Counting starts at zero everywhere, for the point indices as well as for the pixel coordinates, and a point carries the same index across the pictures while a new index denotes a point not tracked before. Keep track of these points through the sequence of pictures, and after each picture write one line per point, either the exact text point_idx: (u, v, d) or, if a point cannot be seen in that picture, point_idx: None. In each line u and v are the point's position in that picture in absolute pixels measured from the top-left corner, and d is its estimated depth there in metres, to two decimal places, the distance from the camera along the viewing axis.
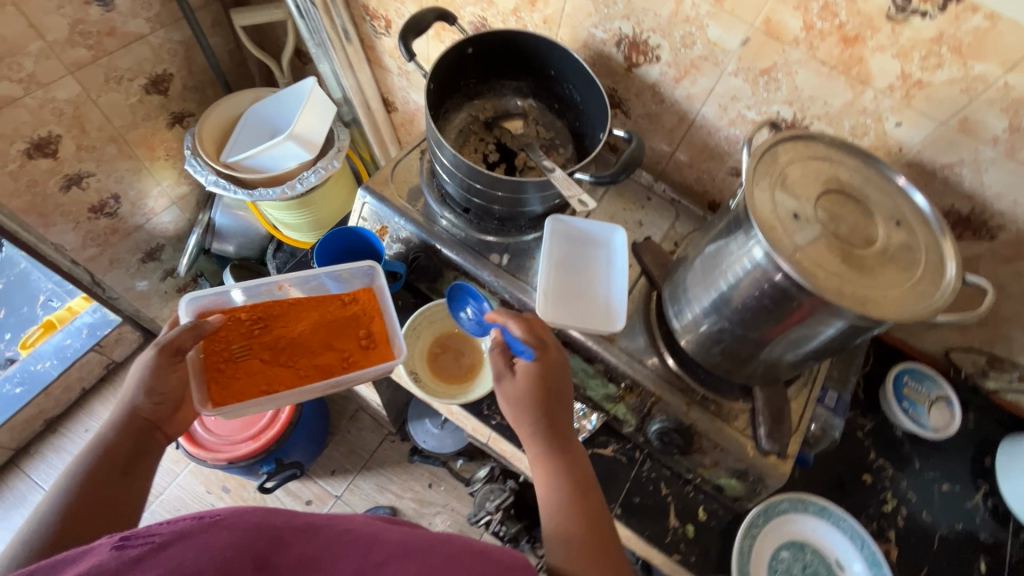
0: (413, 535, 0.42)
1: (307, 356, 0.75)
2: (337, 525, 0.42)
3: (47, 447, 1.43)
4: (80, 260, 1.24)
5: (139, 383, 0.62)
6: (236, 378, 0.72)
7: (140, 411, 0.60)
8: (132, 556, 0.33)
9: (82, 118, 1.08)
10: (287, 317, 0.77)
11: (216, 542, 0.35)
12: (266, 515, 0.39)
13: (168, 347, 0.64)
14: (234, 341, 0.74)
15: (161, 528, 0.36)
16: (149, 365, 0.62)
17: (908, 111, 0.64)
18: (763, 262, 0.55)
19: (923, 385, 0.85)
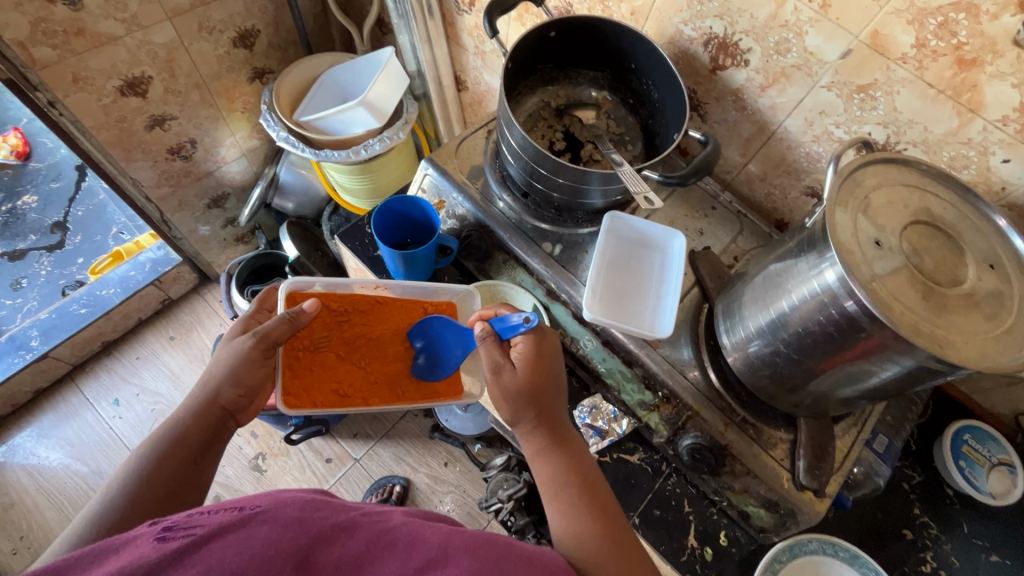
0: (453, 535, 0.42)
1: (383, 363, 0.75)
2: (375, 523, 0.42)
3: (101, 367, 1.53)
4: (153, 198, 1.31)
5: (227, 370, 0.63)
6: (313, 372, 0.71)
7: (221, 399, 0.63)
8: (176, 547, 0.34)
9: (173, 63, 1.13)
10: (371, 316, 0.76)
11: (256, 538, 0.36)
12: (305, 508, 0.40)
13: (264, 340, 0.64)
14: (317, 332, 0.72)
15: (202, 520, 0.37)
16: (242, 355, 0.63)
17: (1020, 147, 0.58)
18: (834, 286, 0.52)
19: (986, 446, 0.78)
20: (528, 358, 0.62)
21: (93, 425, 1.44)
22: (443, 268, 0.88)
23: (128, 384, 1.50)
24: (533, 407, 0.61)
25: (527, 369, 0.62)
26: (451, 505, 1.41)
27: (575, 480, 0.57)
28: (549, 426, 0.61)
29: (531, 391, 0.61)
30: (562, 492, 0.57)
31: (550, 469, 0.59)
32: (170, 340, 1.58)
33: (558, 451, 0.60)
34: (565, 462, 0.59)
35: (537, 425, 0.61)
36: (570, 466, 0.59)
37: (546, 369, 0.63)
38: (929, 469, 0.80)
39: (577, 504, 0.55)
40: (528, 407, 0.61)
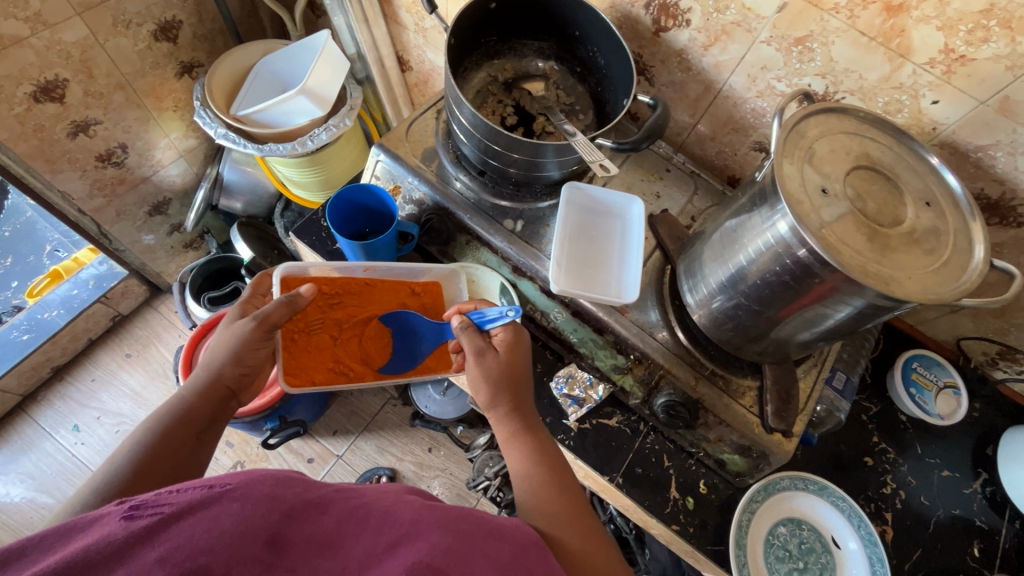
0: (425, 510, 0.43)
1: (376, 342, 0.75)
2: (348, 499, 0.42)
3: (54, 394, 1.45)
4: (87, 210, 1.23)
5: (228, 351, 0.63)
6: (308, 352, 0.72)
7: (224, 378, 0.62)
8: (142, 527, 0.33)
9: (89, 63, 1.05)
10: (363, 297, 0.76)
11: (225, 516, 0.35)
12: (277, 485, 0.39)
13: (264, 323, 0.64)
14: (312, 316, 0.72)
15: (171, 497, 0.36)
16: (243, 337, 0.63)
17: (946, 88, 0.61)
18: (787, 236, 0.54)
19: (931, 371, 0.84)
20: (507, 345, 0.67)
21: (53, 453, 1.37)
22: (406, 255, 0.86)
23: (86, 408, 1.43)
24: (508, 395, 0.64)
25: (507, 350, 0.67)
26: (440, 489, 1.43)
27: (542, 461, 0.60)
28: (518, 413, 0.64)
29: (509, 375, 0.65)
30: (531, 468, 0.59)
31: (519, 452, 0.61)
32: (126, 358, 1.51)
33: (526, 436, 0.63)
34: (532, 444, 0.62)
35: (506, 414, 0.64)
36: (541, 448, 0.62)
37: (520, 365, 0.67)
38: (884, 399, 0.85)
39: (548, 479, 0.58)
40: (504, 391, 0.64)
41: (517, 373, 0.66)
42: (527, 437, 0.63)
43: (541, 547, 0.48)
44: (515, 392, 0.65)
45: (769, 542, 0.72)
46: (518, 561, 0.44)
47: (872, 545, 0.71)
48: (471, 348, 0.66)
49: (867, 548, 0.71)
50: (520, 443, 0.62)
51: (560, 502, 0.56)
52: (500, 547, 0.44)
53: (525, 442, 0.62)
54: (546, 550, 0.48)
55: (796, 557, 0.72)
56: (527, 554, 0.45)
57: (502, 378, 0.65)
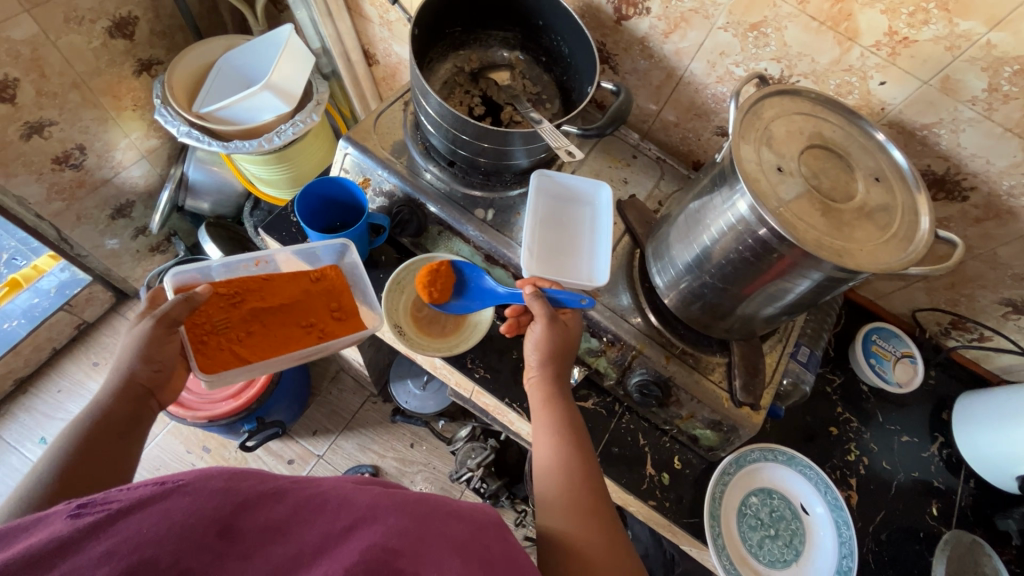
0: (382, 496, 0.44)
1: (286, 327, 0.76)
2: (305, 489, 0.42)
3: (18, 407, 1.40)
4: (45, 215, 1.19)
5: (134, 351, 0.62)
6: (222, 350, 0.70)
7: (138, 378, 0.61)
8: (89, 523, 0.34)
9: (40, 62, 1.02)
10: (264, 291, 0.76)
11: (175, 509, 0.36)
12: (230, 479, 0.40)
13: (165, 319, 0.64)
14: (215, 314, 0.71)
15: (119, 495, 0.36)
16: (145, 336, 0.63)
17: (892, 70, 0.64)
18: (746, 214, 0.56)
19: (889, 342, 0.89)
20: (572, 322, 0.71)
21: (18, 468, 1.33)
22: (378, 248, 0.86)
23: (53, 419, 1.39)
24: (557, 365, 0.68)
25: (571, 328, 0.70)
26: (423, 484, 1.43)
27: (570, 428, 0.65)
28: (559, 380, 0.69)
29: (565, 347, 0.69)
30: (562, 440, 0.64)
31: (551, 415, 0.66)
32: (93, 367, 1.46)
33: (561, 403, 0.68)
34: (563, 416, 0.67)
35: (550, 379, 0.68)
36: (569, 417, 0.67)
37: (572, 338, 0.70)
38: (846, 371, 0.89)
39: (572, 455, 0.63)
40: (554, 360, 0.68)
41: (569, 344, 0.69)
42: (561, 405, 0.67)
43: (504, 528, 0.49)
44: (563, 361, 0.69)
45: (742, 513, 0.75)
46: (476, 538, 0.45)
47: (838, 509, 0.74)
48: (541, 313, 0.68)
49: (834, 512, 0.74)
50: (555, 408, 0.67)
51: (580, 474, 0.61)
52: (459, 526, 0.45)
53: (561, 409, 0.67)
54: (507, 530, 0.49)
55: (768, 525, 0.75)
56: (487, 533, 0.47)
57: (560, 349, 0.68)
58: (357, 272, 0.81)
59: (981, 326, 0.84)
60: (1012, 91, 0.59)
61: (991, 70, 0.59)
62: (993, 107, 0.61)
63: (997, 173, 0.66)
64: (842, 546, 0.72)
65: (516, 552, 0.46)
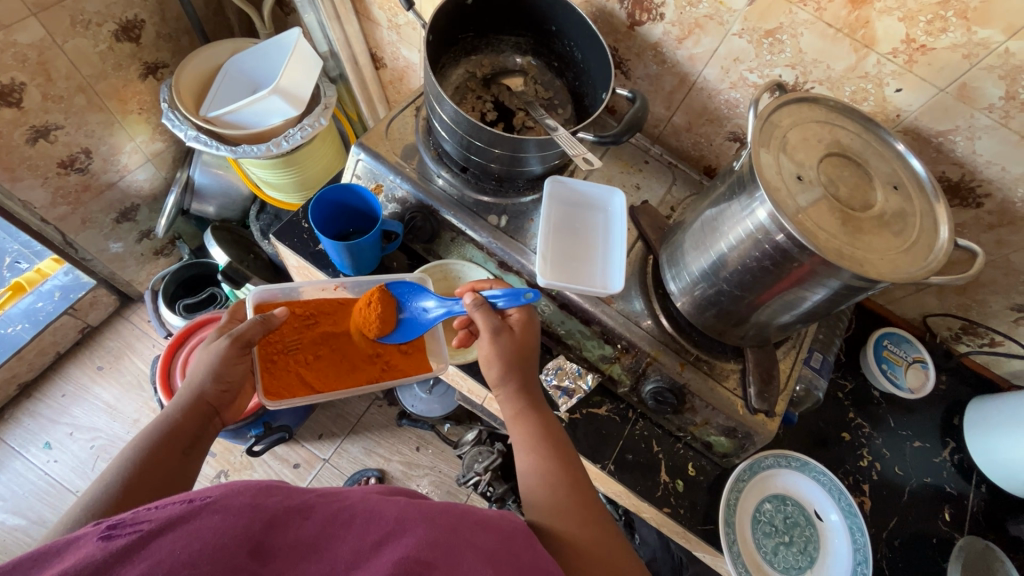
0: (410, 507, 0.43)
1: (354, 355, 0.74)
2: (332, 503, 0.42)
3: (22, 412, 1.39)
4: (50, 219, 1.18)
5: (208, 368, 0.64)
6: (288, 372, 0.70)
7: (205, 396, 0.63)
8: (121, 546, 0.33)
9: (47, 66, 1.01)
10: (337, 315, 0.74)
11: (207, 529, 0.35)
12: (258, 495, 0.39)
13: (239, 339, 0.65)
14: (289, 335, 0.71)
15: (149, 514, 0.35)
16: (220, 355, 0.64)
17: (909, 77, 0.64)
18: (766, 222, 0.56)
19: (901, 347, 0.89)
20: (520, 328, 0.69)
21: (22, 473, 1.32)
22: (390, 254, 0.85)
23: (58, 424, 1.38)
24: (518, 377, 0.67)
25: (521, 334, 0.69)
26: (429, 487, 1.43)
27: (545, 438, 0.64)
28: (526, 392, 0.68)
29: (521, 356, 0.68)
30: (540, 448, 0.63)
31: (523, 430, 0.66)
32: (98, 371, 1.46)
33: (532, 415, 0.67)
34: (537, 427, 0.66)
35: (517, 391, 0.67)
36: (543, 425, 0.66)
37: (529, 346, 0.70)
38: (858, 376, 0.89)
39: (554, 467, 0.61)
40: (513, 372, 0.67)
41: (524, 348, 0.69)
42: (532, 415, 0.67)
43: (530, 535, 0.49)
44: (525, 369, 0.68)
45: (756, 519, 0.75)
46: (504, 547, 0.45)
47: (852, 515, 0.74)
48: (486, 326, 0.67)
49: (848, 519, 0.74)
50: (527, 420, 0.66)
51: (561, 483, 0.60)
52: (487, 536, 0.45)
53: (531, 420, 0.66)
54: (533, 537, 0.49)
55: (782, 532, 0.75)
56: (516, 542, 0.46)
57: (516, 361, 0.68)
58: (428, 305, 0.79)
59: (993, 332, 0.84)
60: None
61: (1008, 77, 0.59)
62: (1010, 115, 0.61)
63: (1012, 179, 0.66)
64: (857, 552, 0.72)
65: (543, 560, 0.46)
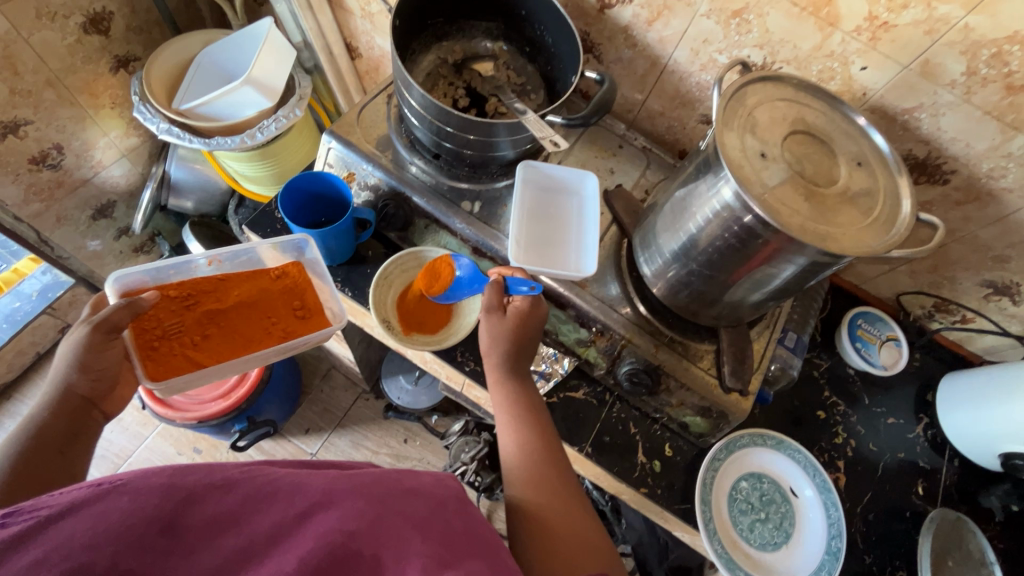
0: (338, 479, 0.44)
1: (244, 328, 0.75)
2: (257, 477, 0.43)
3: (3, 413, 1.38)
4: (23, 216, 1.17)
5: (70, 361, 0.61)
6: (173, 353, 0.70)
7: (75, 390, 0.61)
8: (16, 533, 0.35)
9: (13, 59, 1.00)
10: (218, 293, 0.76)
11: (113, 511, 0.37)
12: (175, 474, 0.41)
13: (102, 326, 0.63)
14: (167, 318, 0.72)
15: (54, 499, 0.37)
16: (82, 344, 0.62)
17: (873, 54, 0.64)
18: (731, 201, 0.56)
19: (875, 326, 0.90)
20: (514, 321, 0.68)
21: None
22: (365, 244, 0.85)
23: None
24: (504, 356, 0.69)
25: (515, 324, 0.68)
26: None
27: (530, 409, 0.68)
28: (513, 368, 0.70)
29: (514, 336, 0.68)
30: (518, 418, 0.67)
31: (506, 396, 0.69)
32: None
33: (513, 384, 0.70)
34: (517, 395, 0.69)
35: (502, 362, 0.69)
36: (524, 392, 0.70)
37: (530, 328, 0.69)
38: (834, 355, 0.90)
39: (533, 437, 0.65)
40: (498, 353, 0.69)
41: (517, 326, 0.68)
42: (515, 384, 0.70)
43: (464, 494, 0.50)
44: (521, 347, 0.69)
45: (733, 497, 0.76)
46: (436, 514, 0.45)
47: (827, 491, 0.76)
48: (484, 306, 0.70)
49: (822, 494, 0.76)
50: (507, 386, 0.69)
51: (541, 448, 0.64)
52: (416, 502, 0.45)
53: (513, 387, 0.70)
54: (467, 500, 0.49)
55: (758, 509, 0.76)
56: (446, 507, 0.46)
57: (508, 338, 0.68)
58: (317, 268, 0.81)
59: (965, 308, 0.85)
60: (990, 74, 0.60)
61: (969, 53, 0.59)
62: (973, 91, 0.62)
63: (977, 155, 0.67)
64: (831, 527, 0.73)
65: (479, 523, 0.47)
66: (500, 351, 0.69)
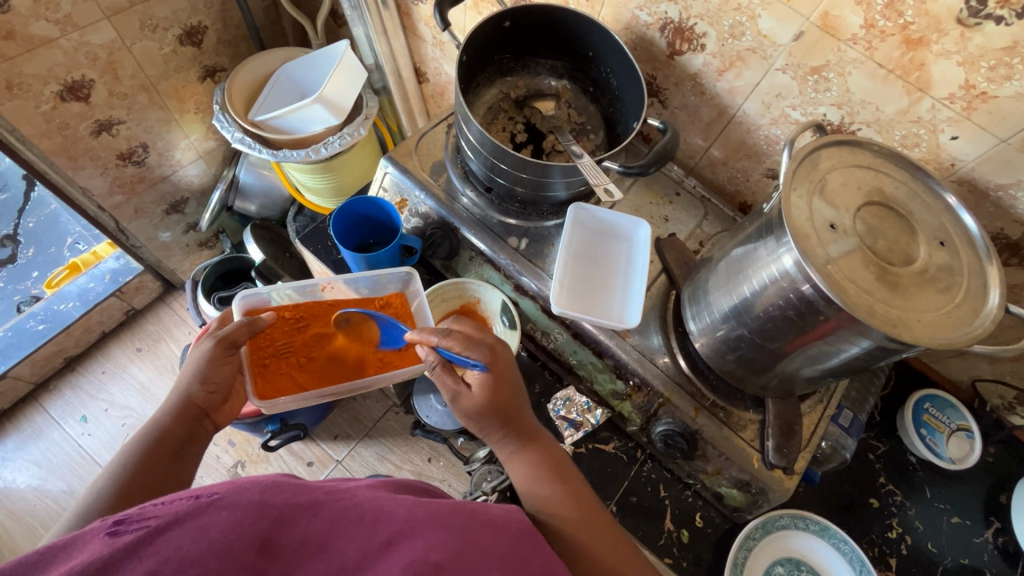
0: (418, 508, 0.42)
1: (347, 355, 0.76)
2: (341, 501, 0.41)
3: (64, 385, 1.47)
4: (106, 206, 1.25)
5: (194, 373, 0.64)
6: (280, 374, 0.73)
7: (193, 399, 0.63)
8: (127, 542, 0.33)
9: (115, 65, 1.08)
10: (327, 317, 0.77)
11: (214, 525, 0.35)
12: (267, 490, 0.39)
13: (224, 340, 0.65)
14: (279, 338, 0.75)
15: (157, 509, 0.36)
16: (205, 357, 0.64)
17: (966, 124, 0.60)
18: (792, 271, 0.53)
19: (944, 413, 0.82)
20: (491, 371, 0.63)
21: (58, 444, 1.39)
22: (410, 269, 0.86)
23: (94, 400, 1.45)
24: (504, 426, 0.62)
25: (487, 393, 0.61)
26: None
27: (551, 466, 0.62)
28: (516, 424, 0.63)
29: (497, 401, 0.62)
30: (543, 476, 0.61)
31: (524, 462, 0.62)
32: (136, 352, 1.53)
33: (530, 452, 0.63)
34: (538, 458, 0.62)
35: (509, 432, 0.63)
36: (542, 454, 0.63)
37: (510, 390, 0.63)
38: (894, 439, 0.82)
39: (559, 493, 0.59)
40: (496, 427, 0.62)
41: (499, 394, 0.62)
42: (529, 450, 0.63)
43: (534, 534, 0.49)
44: (512, 417, 0.63)
45: None
46: (516, 549, 0.44)
47: None
48: (470, 381, 0.63)
49: None
50: (524, 457, 0.62)
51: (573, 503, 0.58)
52: (498, 539, 0.44)
53: (529, 454, 0.63)
54: (539, 537, 0.48)
55: None
56: (526, 545, 0.46)
57: (494, 415, 0.62)
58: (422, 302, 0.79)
59: None
60: None
61: None
62: None
63: None
64: None
65: (556, 562, 0.46)
66: (495, 425, 0.62)
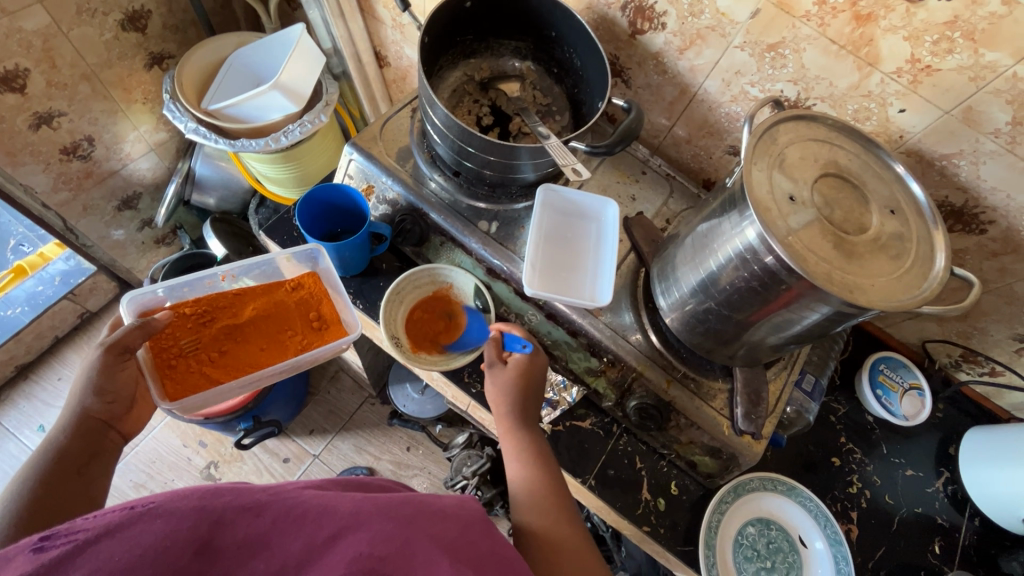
0: (366, 501, 0.42)
1: (260, 342, 0.76)
2: (285, 497, 0.40)
3: (18, 394, 1.40)
4: (51, 204, 1.19)
5: (87, 384, 0.61)
6: (190, 372, 0.71)
7: (91, 413, 0.60)
8: (53, 557, 0.32)
9: (52, 53, 1.02)
10: (234, 308, 0.76)
11: (146, 535, 0.34)
12: (205, 496, 0.38)
13: (114, 347, 0.63)
14: (183, 336, 0.72)
15: (88, 522, 0.34)
16: (96, 366, 0.62)
17: (913, 97, 0.62)
18: (755, 243, 0.54)
19: (897, 373, 0.87)
20: (514, 373, 0.68)
21: (15, 456, 1.33)
22: (380, 257, 0.85)
23: (51, 408, 1.39)
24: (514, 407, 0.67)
25: (517, 377, 0.68)
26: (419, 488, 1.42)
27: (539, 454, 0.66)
28: (521, 416, 0.68)
29: (521, 382, 0.68)
30: (530, 462, 0.65)
31: (515, 443, 0.67)
32: None
33: (523, 433, 0.67)
34: (528, 443, 0.67)
35: (518, 409, 0.68)
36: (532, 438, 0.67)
37: (532, 375, 0.69)
38: (853, 401, 0.87)
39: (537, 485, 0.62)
40: (510, 401, 0.67)
41: (526, 370, 0.69)
42: (523, 432, 0.68)
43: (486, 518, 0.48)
44: (526, 402, 0.68)
45: (738, 543, 0.73)
46: (465, 535, 0.44)
47: (838, 544, 0.72)
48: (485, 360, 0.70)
49: (832, 547, 0.72)
50: (516, 438, 0.67)
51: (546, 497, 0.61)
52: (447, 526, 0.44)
53: (520, 436, 0.67)
54: (491, 522, 0.48)
55: (765, 557, 0.73)
56: (475, 531, 0.45)
57: (518, 394, 0.68)
58: (336, 282, 0.80)
59: (994, 361, 0.81)
60: None
61: (1016, 102, 0.57)
62: (1017, 141, 0.59)
63: (1017, 208, 0.64)
64: None
65: (501, 546, 0.46)
66: (513, 402, 0.68)
